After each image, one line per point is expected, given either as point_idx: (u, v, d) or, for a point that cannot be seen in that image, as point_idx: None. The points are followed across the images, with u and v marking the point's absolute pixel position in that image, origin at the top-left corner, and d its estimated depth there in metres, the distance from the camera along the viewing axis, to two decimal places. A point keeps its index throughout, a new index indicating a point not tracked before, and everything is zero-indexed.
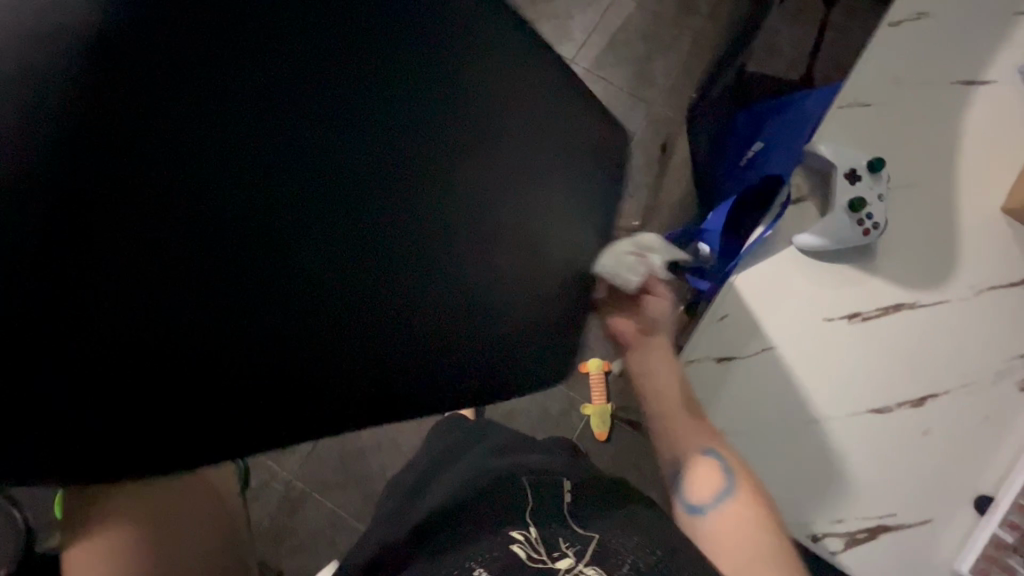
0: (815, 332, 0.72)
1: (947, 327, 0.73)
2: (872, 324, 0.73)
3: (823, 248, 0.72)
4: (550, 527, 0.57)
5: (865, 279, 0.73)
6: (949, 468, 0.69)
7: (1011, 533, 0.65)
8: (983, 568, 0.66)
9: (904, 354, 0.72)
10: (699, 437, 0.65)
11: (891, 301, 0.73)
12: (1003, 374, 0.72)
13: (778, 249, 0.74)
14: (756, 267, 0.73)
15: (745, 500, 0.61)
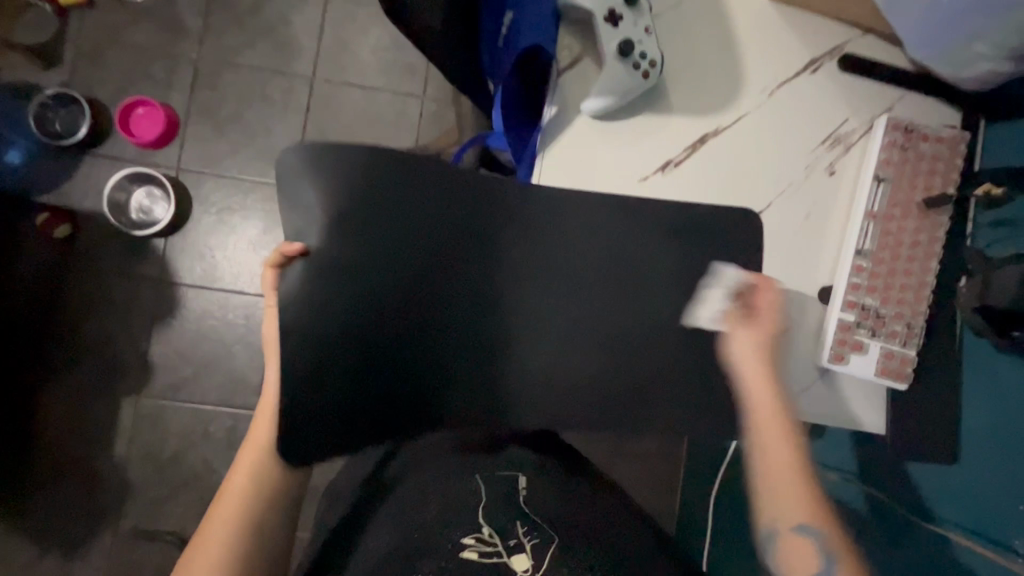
0: (633, 196, 0.69)
1: (754, 139, 0.71)
2: (683, 167, 0.70)
3: (613, 107, 0.67)
4: (500, 516, 0.64)
5: (663, 121, 0.70)
6: (787, 274, 0.72)
7: (852, 312, 0.68)
8: (837, 352, 0.68)
9: (719, 183, 0.71)
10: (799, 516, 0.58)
11: (693, 136, 0.70)
12: (814, 165, 0.72)
13: (573, 124, 0.68)
14: (556, 149, 0.68)
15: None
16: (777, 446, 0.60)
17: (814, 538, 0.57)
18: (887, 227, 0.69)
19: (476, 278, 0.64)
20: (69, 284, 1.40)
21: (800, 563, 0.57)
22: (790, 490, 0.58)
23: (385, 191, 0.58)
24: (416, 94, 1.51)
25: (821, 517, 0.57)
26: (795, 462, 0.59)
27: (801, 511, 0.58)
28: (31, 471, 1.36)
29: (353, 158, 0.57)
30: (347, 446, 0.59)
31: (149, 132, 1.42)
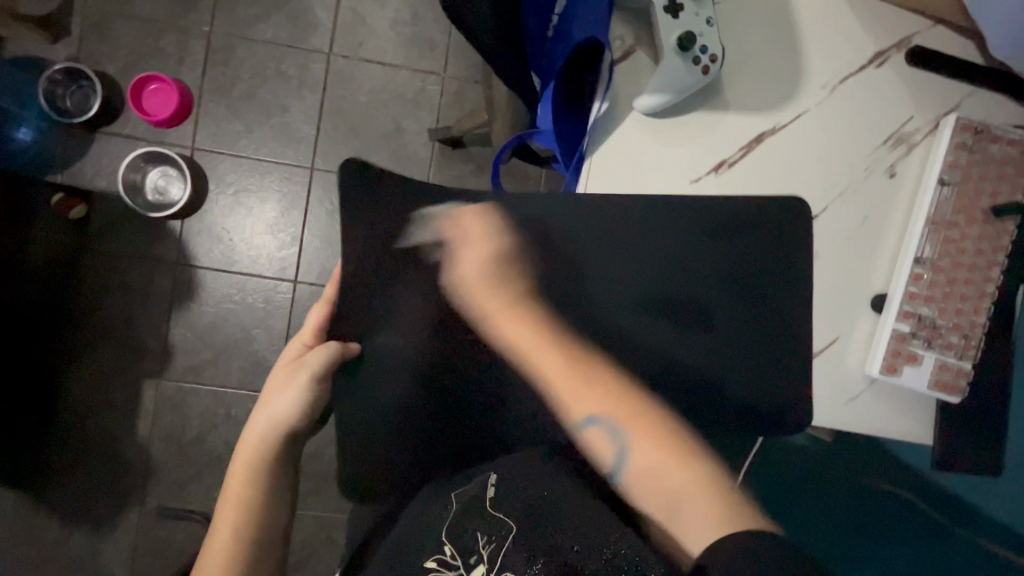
0: (682, 200, 0.67)
1: (812, 139, 0.67)
2: (737, 168, 0.67)
3: (669, 105, 0.64)
4: (463, 528, 0.58)
5: (718, 118, 0.66)
6: (841, 279, 0.69)
7: (907, 322, 0.66)
8: (890, 364, 0.66)
9: (773, 185, 0.68)
10: (582, 414, 0.63)
11: (750, 135, 0.66)
12: (873, 166, 0.68)
13: (624, 121, 0.65)
14: (607, 148, 0.65)
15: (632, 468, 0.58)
16: (540, 361, 0.66)
17: (601, 423, 0.61)
18: (949, 234, 0.66)
19: (503, 307, 0.67)
20: (86, 267, 1.38)
21: (600, 457, 0.60)
22: (574, 389, 0.65)
23: (412, 226, 0.69)
24: (437, 72, 1.45)
25: (605, 403, 0.63)
26: (557, 363, 0.66)
27: (579, 402, 0.64)
28: (55, 452, 1.38)
29: (391, 208, 0.69)
30: (398, 457, 0.71)
31: (161, 109, 1.37)
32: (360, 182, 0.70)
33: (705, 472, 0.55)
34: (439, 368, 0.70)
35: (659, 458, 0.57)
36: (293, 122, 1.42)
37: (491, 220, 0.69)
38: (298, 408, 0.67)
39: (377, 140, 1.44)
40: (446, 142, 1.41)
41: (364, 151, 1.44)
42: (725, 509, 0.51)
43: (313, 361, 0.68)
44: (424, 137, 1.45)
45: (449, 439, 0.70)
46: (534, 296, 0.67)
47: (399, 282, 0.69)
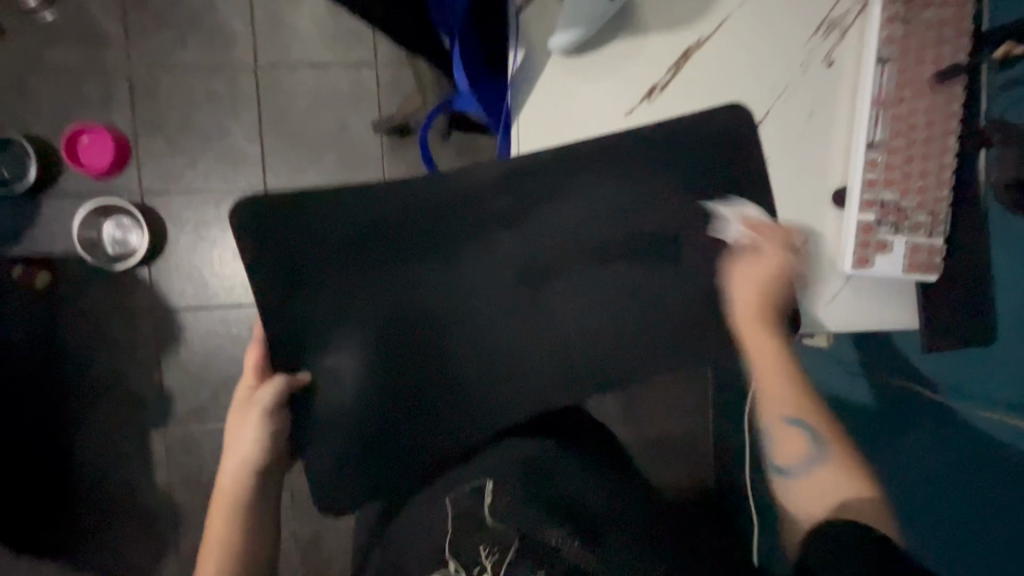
0: (618, 130, 0.64)
1: (743, 43, 0.65)
2: (669, 90, 0.64)
3: (584, 39, 0.61)
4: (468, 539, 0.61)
5: (639, 42, 0.63)
6: (798, 180, 0.67)
7: (871, 211, 0.64)
8: (860, 257, 0.65)
9: (710, 98, 0.65)
10: (782, 406, 0.66)
11: (675, 54, 0.64)
12: (810, 58, 0.65)
13: (543, 65, 0.62)
14: (533, 95, 0.63)
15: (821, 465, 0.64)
16: (773, 371, 0.66)
17: (813, 470, 0.64)
18: (898, 112, 0.64)
19: (457, 292, 0.62)
20: (66, 332, 1.37)
21: (791, 453, 0.66)
22: (779, 391, 0.66)
23: (337, 226, 0.59)
24: (368, 62, 1.41)
25: (804, 408, 0.66)
26: (788, 386, 0.66)
27: (791, 408, 0.66)
28: (82, 516, 1.39)
29: (308, 218, 0.59)
30: (383, 478, 0.63)
31: (99, 159, 1.34)
32: (253, 217, 0.58)
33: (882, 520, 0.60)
34: (402, 373, 0.62)
35: (840, 476, 0.63)
36: (236, 145, 1.39)
37: (437, 199, 0.60)
38: (259, 448, 0.60)
39: (324, 145, 1.40)
40: (393, 133, 1.38)
41: (314, 159, 1.41)
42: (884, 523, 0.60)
43: (260, 398, 0.59)
44: (370, 131, 1.41)
45: (437, 428, 0.63)
46: (485, 273, 0.63)
47: (357, 272, 0.60)
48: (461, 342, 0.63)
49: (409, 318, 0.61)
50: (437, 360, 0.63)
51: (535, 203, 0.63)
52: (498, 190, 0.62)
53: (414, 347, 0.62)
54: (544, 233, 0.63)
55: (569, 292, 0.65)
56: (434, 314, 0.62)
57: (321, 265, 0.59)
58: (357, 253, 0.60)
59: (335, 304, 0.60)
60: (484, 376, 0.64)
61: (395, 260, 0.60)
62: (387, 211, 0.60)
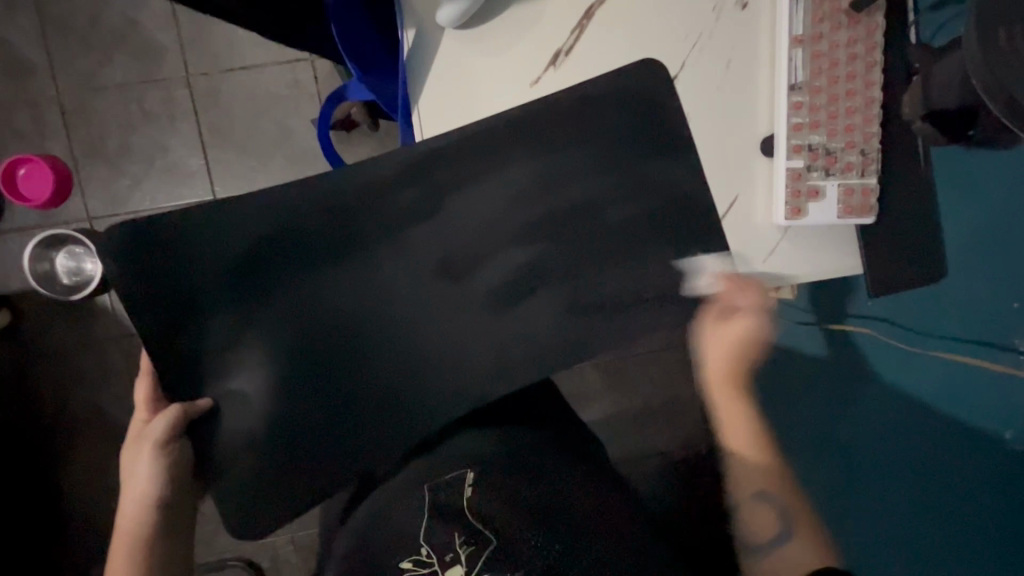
0: (526, 104, 0.61)
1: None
2: (576, 54, 0.61)
3: (474, 10, 0.57)
4: (440, 529, 0.57)
5: (538, 4, 0.59)
6: (722, 133, 0.63)
7: (800, 156, 0.62)
8: (794, 207, 0.62)
9: (621, 58, 0.62)
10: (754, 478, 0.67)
11: (577, 13, 0.60)
12: (721, 3, 0.62)
13: (438, 41, 0.59)
14: (431, 75, 0.59)
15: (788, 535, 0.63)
16: (743, 437, 0.69)
17: (778, 529, 0.64)
18: (817, 49, 0.61)
19: (361, 287, 0.60)
20: (36, 368, 1.36)
21: (764, 534, 0.64)
22: (752, 468, 0.68)
23: (230, 244, 0.57)
24: (303, 57, 1.36)
25: (774, 479, 0.67)
26: (755, 445, 0.68)
27: (762, 484, 0.66)
28: (79, 549, 1.39)
29: (198, 239, 0.57)
30: (299, 499, 0.60)
31: (41, 190, 1.30)
32: (133, 245, 0.56)
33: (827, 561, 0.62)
34: (310, 387, 0.60)
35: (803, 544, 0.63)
36: (180, 160, 1.35)
37: (336, 196, 0.58)
38: (157, 478, 0.58)
39: (270, 148, 1.37)
40: None
41: (262, 164, 1.37)
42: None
43: (152, 432, 0.57)
44: (314, 130, 1.37)
45: (359, 432, 0.61)
46: (391, 273, 0.60)
47: (254, 281, 0.58)
48: (371, 340, 0.61)
49: (313, 321, 0.59)
50: (347, 361, 0.60)
51: (444, 190, 0.60)
52: (403, 179, 0.59)
53: (321, 351, 0.60)
54: (460, 221, 0.61)
55: (493, 275, 0.62)
56: (338, 314, 0.60)
57: (223, 279, 0.57)
58: (248, 261, 0.58)
59: (230, 318, 0.58)
60: (402, 369, 0.61)
61: (290, 263, 0.58)
62: (279, 220, 0.58)
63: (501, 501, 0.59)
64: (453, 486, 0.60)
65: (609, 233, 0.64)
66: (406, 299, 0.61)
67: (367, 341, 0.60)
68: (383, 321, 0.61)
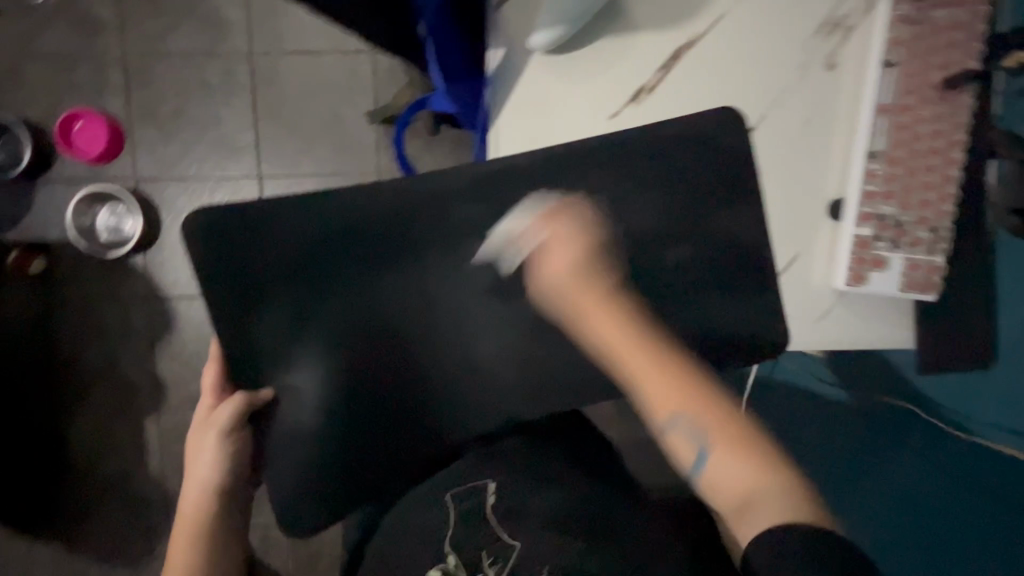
0: (601, 135, 0.60)
1: (736, 45, 0.61)
2: (658, 92, 0.61)
3: (567, 38, 0.58)
4: (469, 541, 0.58)
5: (629, 40, 0.59)
6: (793, 189, 0.63)
7: (869, 225, 0.61)
8: (855, 273, 0.61)
9: (702, 102, 0.62)
10: (663, 408, 0.50)
11: (665, 53, 0.60)
12: (810, 60, 0.61)
13: (525, 64, 0.59)
14: (512, 95, 0.59)
15: (711, 463, 0.50)
16: (607, 329, 0.51)
17: (699, 450, 0.50)
18: (902, 119, 0.60)
19: (424, 296, 0.60)
20: (60, 317, 1.37)
21: (678, 453, 0.51)
22: (657, 385, 0.50)
23: (303, 240, 0.57)
24: (364, 49, 1.37)
25: (706, 422, 0.50)
26: (647, 355, 0.51)
27: (671, 403, 0.50)
28: (75, 501, 1.39)
29: (272, 229, 0.57)
30: (350, 494, 0.62)
31: (93, 144, 1.33)
32: (208, 226, 0.57)
33: (781, 477, 0.48)
34: (365, 390, 0.60)
35: (730, 466, 0.49)
36: (230, 134, 1.37)
37: (407, 203, 0.59)
38: (222, 467, 0.60)
39: (318, 134, 1.38)
40: (387, 122, 1.35)
41: (308, 148, 1.38)
42: (787, 513, 0.46)
43: (217, 418, 0.59)
44: (365, 121, 1.38)
45: (403, 436, 0.61)
46: (453, 286, 0.60)
47: (320, 276, 0.58)
48: (427, 349, 0.61)
49: (373, 324, 0.59)
50: (401, 367, 0.61)
51: (509, 210, 0.60)
52: (468, 195, 0.59)
53: (378, 354, 0.60)
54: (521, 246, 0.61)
55: None
56: (399, 319, 0.60)
57: (282, 269, 0.57)
58: (318, 258, 0.58)
59: (290, 312, 0.58)
60: (451, 381, 0.62)
61: (358, 264, 0.58)
62: (353, 224, 0.58)
63: (517, 511, 0.60)
64: (473, 501, 0.61)
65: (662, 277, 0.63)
66: (466, 314, 0.61)
67: (423, 349, 0.61)
68: (440, 331, 0.61)
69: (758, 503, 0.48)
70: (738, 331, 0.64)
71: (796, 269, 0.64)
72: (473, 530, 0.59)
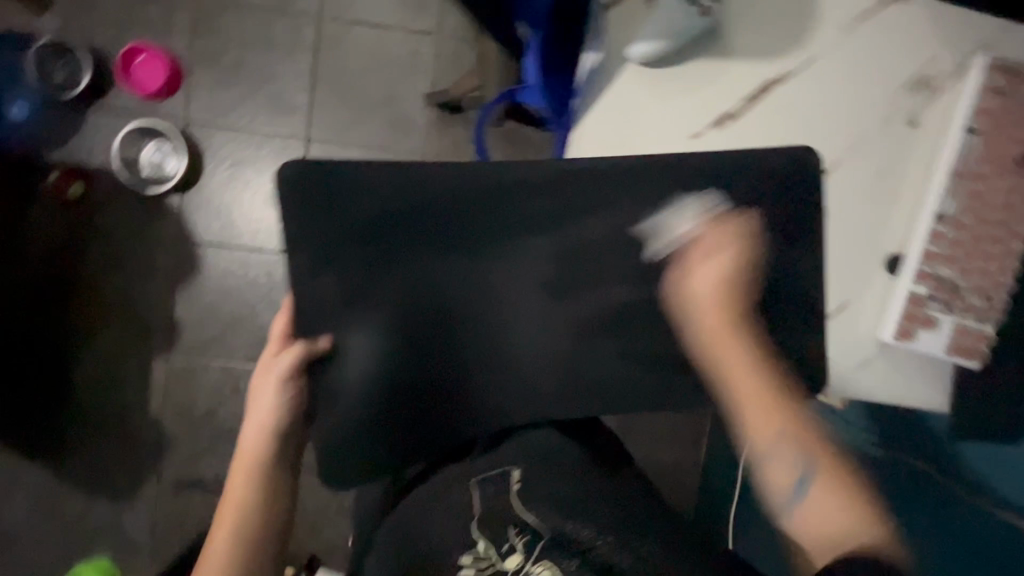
0: (680, 152, 0.61)
1: (824, 87, 0.61)
2: (741, 121, 0.62)
3: (664, 53, 0.59)
4: (495, 522, 0.61)
5: (722, 65, 0.61)
6: (854, 238, 0.64)
7: (926, 284, 0.61)
8: (905, 329, 0.62)
9: (782, 137, 0.63)
10: (762, 431, 0.59)
11: (756, 84, 0.61)
12: (892, 114, 0.62)
13: (617, 72, 0.61)
14: (598, 100, 0.62)
15: (814, 485, 0.57)
16: (739, 365, 0.60)
17: (798, 461, 0.58)
18: (975, 187, 0.61)
19: (483, 280, 0.61)
20: (88, 244, 1.38)
21: (776, 485, 0.59)
22: (758, 418, 0.60)
23: (382, 204, 0.58)
24: (431, 32, 1.39)
25: (791, 425, 0.59)
26: (760, 385, 0.60)
27: (771, 430, 0.59)
28: (72, 428, 1.39)
29: (352, 191, 0.58)
30: (379, 460, 0.64)
31: (151, 80, 1.34)
32: (292, 178, 0.58)
33: (866, 510, 0.56)
34: (412, 361, 0.61)
35: (828, 491, 0.57)
36: (286, 92, 1.38)
37: (483, 188, 0.59)
38: (281, 413, 0.60)
39: (371, 107, 1.39)
40: (442, 106, 1.36)
41: (360, 119, 1.39)
42: (869, 534, 0.54)
43: (279, 365, 0.59)
44: (421, 102, 1.39)
45: (438, 412, 0.63)
46: (511, 276, 0.61)
47: (390, 241, 0.59)
48: (476, 332, 0.62)
49: (429, 299, 0.60)
50: (449, 347, 0.61)
51: (578, 209, 0.61)
52: (544, 189, 0.60)
53: (429, 330, 0.61)
54: (586, 250, 0.62)
55: (602, 307, 0.62)
56: (455, 299, 0.61)
57: (354, 231, 0.58)
58: (390, 226, 0.59)
59: (357, 275, 0.59)
60: (493, 367, 0.63)
61: (426, 239, 0.59)
62: (436, 198, 0.59)
63: (542, 499, 0.62)
64: (500, 484, 0.63)
65: (713, 303, 0.63)
66: (518, 305, 0.62)
67: (472, 332, 0.62)
68: (493, 318, 0.62)
69: (855, 529, 0.54)
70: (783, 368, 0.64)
71: (847, 314, 0.65)
72: (500, 513, 0.62)
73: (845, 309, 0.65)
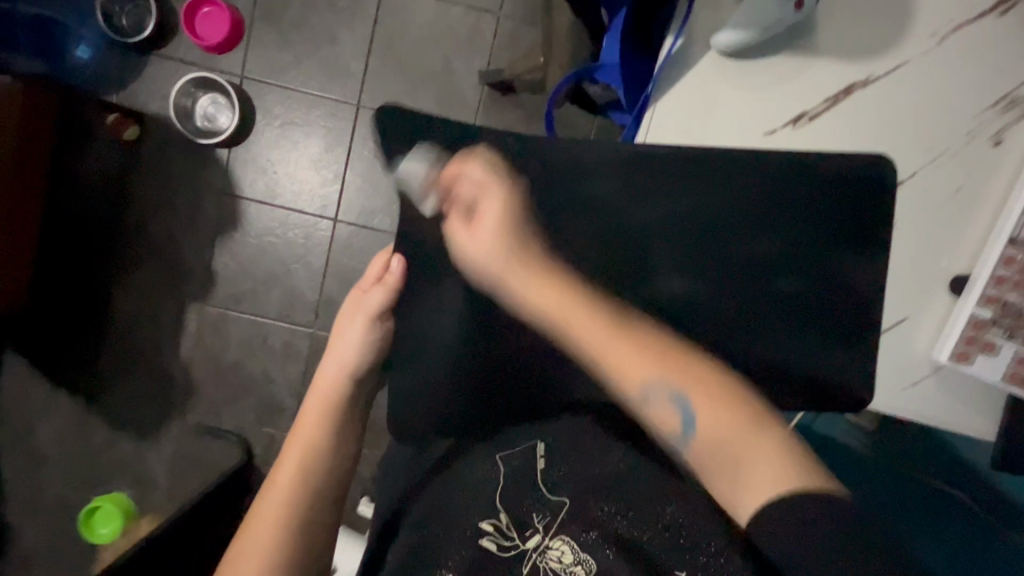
0: (750, 150, 0.61)
1: (908, 94, 0.60)
2: (818, 122, 0.60)
3: (749, 44, 0.57)
4: (518, 496, 0.59)
5: (806, 62, 0.59)
6: (921, 254, 0.63)
7: (991, 308, 0.60)
8: (963, 351, 0.60)
9: (858, 143, 0.61)
10: (631, 375, 0.51)
11: (838, 85, 0.59)
12: (977, 131, 0.60)
13: (697, 59, 0.60)
14: (678, 83, 0.60)
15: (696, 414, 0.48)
16: (577, 312, 0.55)
17: (686, 453, 0.55)
18: None
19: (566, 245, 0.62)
20: (137, 187, 1.41)
21: (664, 428, 0.50)
22: (621, 349, 0.53)
23: (475, 156, 0.62)
24: (492, 10, 1.38)
25: (660, 363, 0.51)
26: (622, 336, 0.53)
27: (641, 371, 0.51)
28: (106, 364, 1.43)
29: (449, 147, 0.62)
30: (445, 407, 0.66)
31: (214, 33, 1.36)
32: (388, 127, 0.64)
33: (779, 439, 0.45)
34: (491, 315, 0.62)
35: (717, 422, 0.47)
36: (342, 57, 1.39)
37: (554, 162, 0.63)
38: (363, 349, 0.64)
39: (424, 80, 1.39)
40: (495, 87, 1.36)
41: (411, 91, 1.40)
42: (786, 474, 0.43)
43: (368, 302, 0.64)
44: (474, 80, 1.39)
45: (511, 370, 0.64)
46: (593, 245, 0.63)
47: (478, 195, 0.60)
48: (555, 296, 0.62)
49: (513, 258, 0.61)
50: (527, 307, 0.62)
51: (644, 196, 0.63)
52: (611, 172, 0.63)
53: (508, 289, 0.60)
54: (644, 234, 0.64)
55: (668, 289, 0.63)
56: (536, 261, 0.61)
57: (435, 193, 0.62)
58: (486, 181, 0.60)
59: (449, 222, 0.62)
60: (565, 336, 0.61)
61: (517, 198, 0.61)
62: (520, 163, 0.62)
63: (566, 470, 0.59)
64: (523, 454, 0.61)
65: (761, 301, 0.64)
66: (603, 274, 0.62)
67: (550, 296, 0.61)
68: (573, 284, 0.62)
69: (761, 467, 0.44)
70: (828, 377, 0.63)
71: (903, 330, 0.64)
72: (519, 487, 0.60)
73: (907, 323, 0.64)
